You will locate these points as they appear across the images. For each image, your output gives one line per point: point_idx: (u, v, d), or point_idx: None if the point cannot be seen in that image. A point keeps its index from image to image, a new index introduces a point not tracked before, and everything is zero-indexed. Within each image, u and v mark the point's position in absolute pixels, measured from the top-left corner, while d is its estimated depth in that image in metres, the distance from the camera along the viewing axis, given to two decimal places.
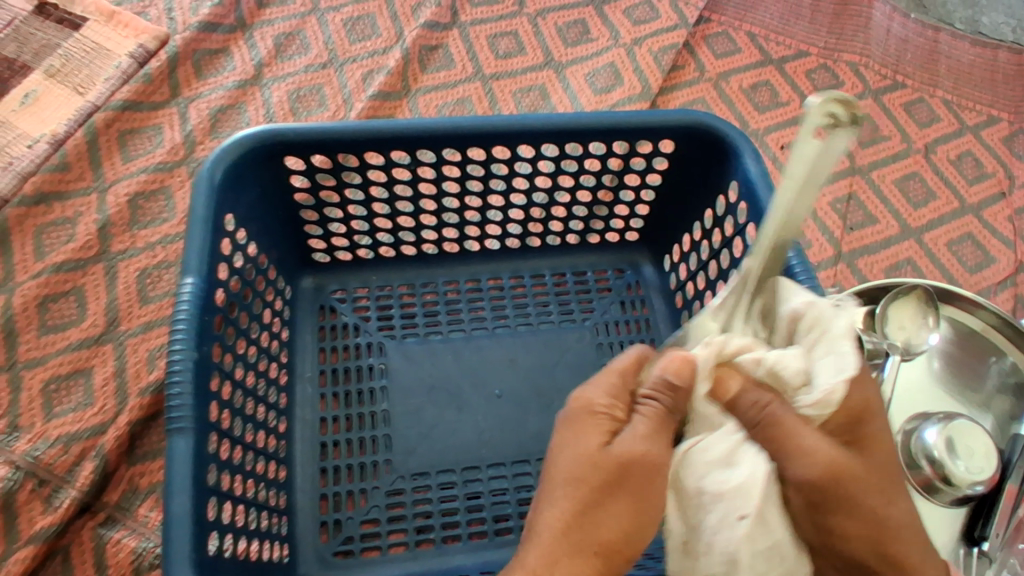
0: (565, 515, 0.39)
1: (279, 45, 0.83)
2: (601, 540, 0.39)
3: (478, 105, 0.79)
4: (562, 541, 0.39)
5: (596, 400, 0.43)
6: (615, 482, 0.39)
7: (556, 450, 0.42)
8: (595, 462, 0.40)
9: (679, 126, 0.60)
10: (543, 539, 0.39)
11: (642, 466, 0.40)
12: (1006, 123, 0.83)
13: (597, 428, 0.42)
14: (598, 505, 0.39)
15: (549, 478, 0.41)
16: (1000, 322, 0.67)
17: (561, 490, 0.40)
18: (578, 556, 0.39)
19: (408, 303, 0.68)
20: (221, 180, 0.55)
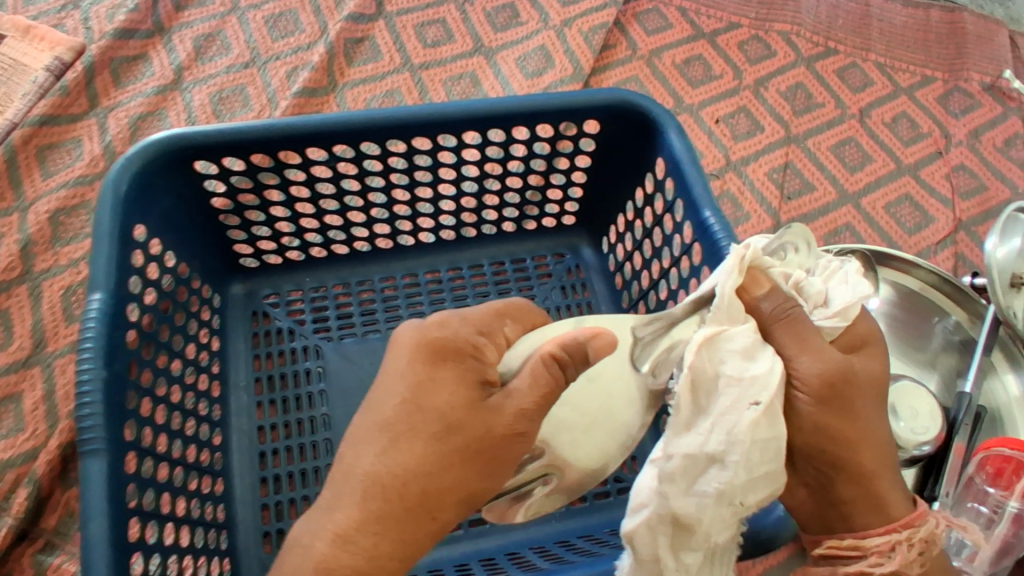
0: (406, 469, 0.35)
1: (199, 47, 0.81)
2: (420, 496, 0.35)
3: (407, 96, 0.78)
4: (396, 504, 0.34)
5: (460, 338, 0.38)
6: (472, 447, 0.36)
7: (402, 386, 0.36)
8: (457, 424, 0.35)
9: (602, 106, 0.59)
10: (375, 492, 0.35)
11: (514, 442, 0.36)
12: (940, 83, 0.83)
13: (462, 375, 0.37)
14: (416, 465, 0.35)
15: (391, 421, 0.36)
16: (938, 280, 0.69)
17: (408, 442, 0.35)
18: (410, 521, 0.35)
19: (345, 302, 0.66)
20: (127, 192, 0.52)
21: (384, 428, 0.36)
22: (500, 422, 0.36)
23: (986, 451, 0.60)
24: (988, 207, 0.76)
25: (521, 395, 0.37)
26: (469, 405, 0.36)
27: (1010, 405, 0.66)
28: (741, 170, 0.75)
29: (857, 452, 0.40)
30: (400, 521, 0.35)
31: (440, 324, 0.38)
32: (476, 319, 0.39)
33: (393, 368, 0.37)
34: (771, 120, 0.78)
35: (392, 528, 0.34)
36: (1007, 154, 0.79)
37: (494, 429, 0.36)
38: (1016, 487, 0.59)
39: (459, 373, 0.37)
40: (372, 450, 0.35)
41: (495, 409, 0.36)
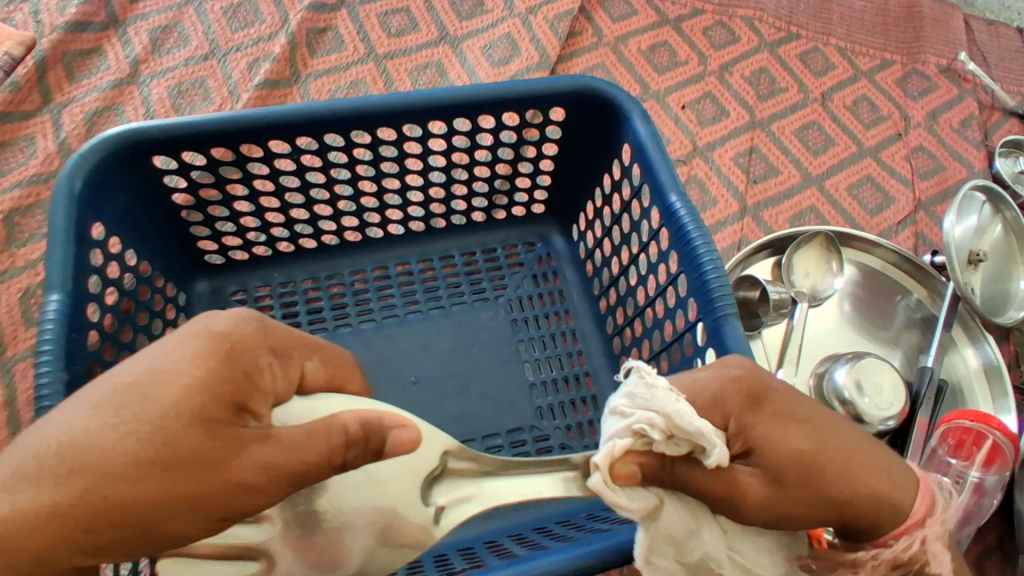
0: (87, 456, 0.29)
1: (156, 39, 0.78)
2: (96, 497, 0.29)
3: (372, 87, 0.78)
4: (42, 496, 0.29)
5: (255, 355, 0.35)
6: (179, 470, 0.30)
7: (146, 367, 0.32)
8: (164, 430, 0.30)
9: (566, 93, 0.59)
10: (64, 474, 0.29)
11: (228, 493, 0.31)
12: (899, 66, 0.85)
13: (216, 384, 0.32)
14: (95, 453, 0.29)
15: (108, 398, 0.31)
16: (899, 259, 0.71)
17: (112, 430, 0.30)
18: (52, 522, 0.29)
19: (314, 297, 0.66)
20: (82, 189, 0.50)
21: (100, 401, 0.31)
22: (230, 466, 0.31)
23: (948, 424, 0.62)
24: (945, 186, 0.78)
25: (276, 446, 0.32)
26: (202, 418, 0.31)
27: (970, 377, 0.68)
28: (707, 156, 0.76)
29: (823, 504, 0.36)
30: (39, 520, 0.29)
31: (234, 322, 0.35)
32: (276, 338, 0.37)
33: (165, 348, 0.33)
34: (736, 105, 0.79)
35: (33, 525, 0.29)
36: (963, 135, 0.81)
37: (219, 465, 0.31)
38: (976, 457, 0.61)
39: (216, 376, 0.32)
40: (68, 419, 0.30)
41: (226, 446, 0.31)
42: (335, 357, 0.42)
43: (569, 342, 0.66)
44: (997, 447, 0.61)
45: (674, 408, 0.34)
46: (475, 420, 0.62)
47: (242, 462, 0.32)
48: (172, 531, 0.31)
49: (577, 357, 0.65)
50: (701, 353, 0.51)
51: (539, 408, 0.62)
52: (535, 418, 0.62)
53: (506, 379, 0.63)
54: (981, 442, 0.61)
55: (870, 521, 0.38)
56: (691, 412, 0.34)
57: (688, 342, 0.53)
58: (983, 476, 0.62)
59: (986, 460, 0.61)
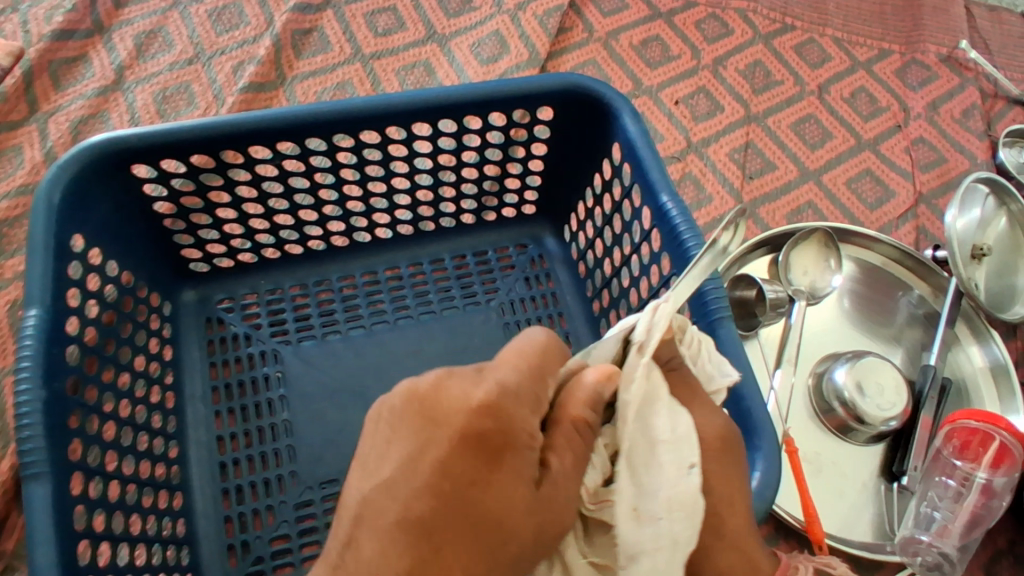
0: (446, 537, 0.32)
1: (141, 44, 0.77)
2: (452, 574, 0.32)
3: (359, 88, 0.76)
4: (398, 566, 0.31)
5: (517, 405, 0.36)
6: (497, 526, 0.33)
7: (447, 444, 0.33)
8: (472, 491, 0.33)
9: (554, 92, 0.57)
10: (413, 550, 0.32)
11: (536, 519, 0.35)
12: (898, 56, 0.83)
13: (513, 442, 0.35)
14: (447, 532, 0.32)
15: (437, 482, 0.33)
16: (900, 254, 0.69)
17: (463, 510, 0.33)
18: None
19: (302, 305, 0.65)
20: (61, 201, 0.49)
21: (433, 488, 0.33)
22: (520, 499, 0.34)
23: (953, 424, 0.60)
24: (947, 178, 0.76)
25: (570, 473, 0.37)
26: (523, 476, 0.34)
27: (975, 375, 0.66)
28: (702, 152, 0.74)
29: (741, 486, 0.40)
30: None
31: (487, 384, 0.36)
32: (515, 377, 0.37)
33: (452, 409, 0.34)
34: (731, 100, 0.78)
35: None
36: (965, 125, 0.79)
37: (548, 506, 0.35)
38: (982, 459, 0.60)
39: (482, 428, 0.34)
40: (400, 502, 0.33)
41: (548, 487, 0.36)
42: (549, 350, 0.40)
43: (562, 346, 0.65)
44: (1004, 447, 0.59)
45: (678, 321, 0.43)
46: None
47: (541, 487, 0.36)
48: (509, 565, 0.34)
49: None
50: None
51: None
52: None
53: None
54: (988, 443, 0.59)
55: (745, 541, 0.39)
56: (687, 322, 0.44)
57: None
58: (991, 477, 0.60)
59: (994, 461, 0.60)
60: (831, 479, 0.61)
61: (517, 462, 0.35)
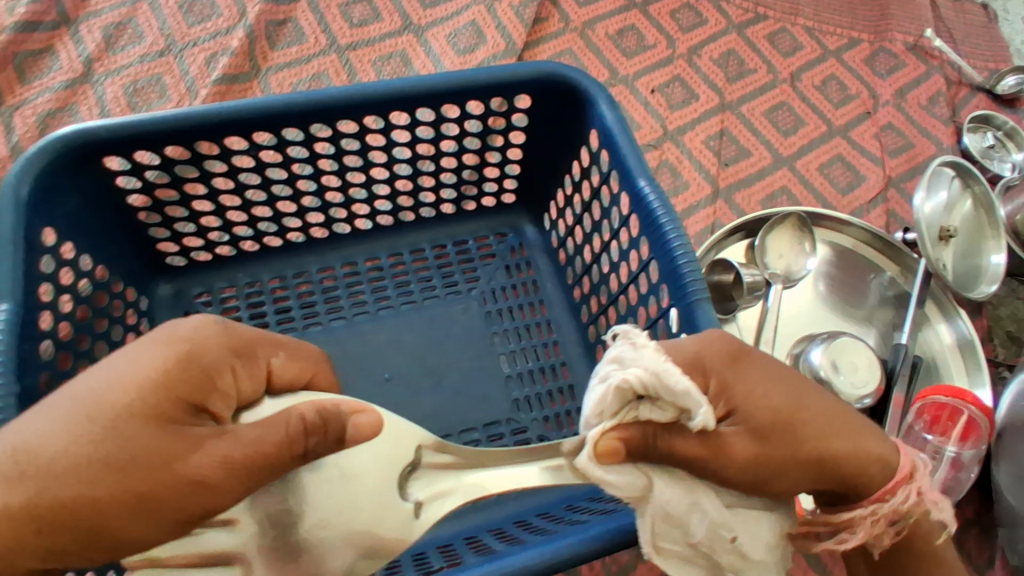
0: (37, 461, 0.30)
1: (109, 37, 0.76)
2: (65, 495, 0.30)
3: (335, 79, 0.76)
4: (14, 479, 0.30)
5: (212, 362, 0.35)
6: (131, 471, 0.31)
7: (148, 369, 0.33)
8: (138, 439, 0.31)
9: (530, 80, 0.57)
10: (19, 475, 0.30)
11: (191, 494, 0.32)
12: (866, 44, 0.85)
13: (172, 388, 0.33)
14: (58, 454, 0.30)
15: (85, 406, 0.31)
16: (870, 237, 0.71)
17: (74, 440, 0.31)
18: (27, 520, 0.30)
19: (282, 297, 0.64)
20: (30, 194, 0.48)
21: (77, 416, 0.31)
22: (185, 458, 0.32)
23: (924, 400, 0.62)
24: (915, 163, 0.78)
25: (231, 441, 0.33)
26: (160, 423, 0.32)
27: (944, 352, 0.68)
28: (678, 139, 0.75)
29: (826, 455, 0.37)
30: (14, 521, 0.30)
31: (197, 328, 0.36)
32: (237, 339, 0.37)
33: (138, 368, 0.33)
34: (706, 88, 0.79)
35: (35, 512, 0.30)
36: (931, 112, 0.82)
37: (174, 464, 0.32)
38: (951, 432, 0.62)
39: (171, 381, 0.33)
40: (71, 438, 0.31)
41: (224, 441, 0.33)
42: (301, 350, 0.42)
43: (544, 333, 0.65)
44: (971, 421, 0.62)
45: (663, 367, 0.35)
46: (450, 415, 0.60)
47: (198, 458, 0.32)
48: (108, 538, 0.31)
49: (552, 347, 0.64)
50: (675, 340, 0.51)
51: (515, 401, 0.61)
52: (512, 410, 0.61)
53: (481, 372, 0.63)
54: (956, 418, 0.62)
55: (853, 481, 0.38)
56: (679, 371, 0.35)
57: (662, 329, 0.53)
58: (959, 450, 0.63)
59: (962, 435, 0.62)
60: None
61: (161, 431, 0.32)
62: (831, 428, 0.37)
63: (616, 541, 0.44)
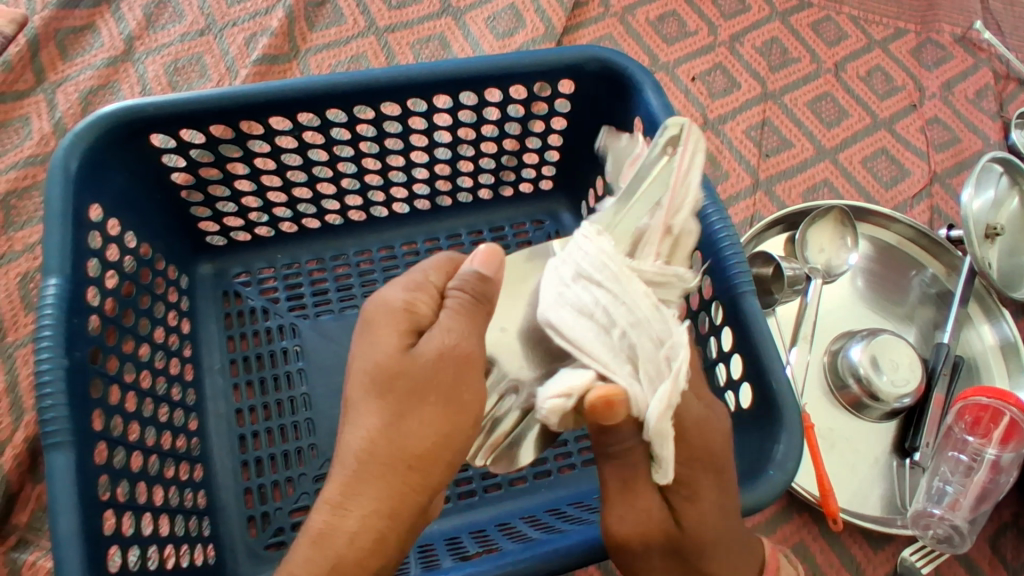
0: (384, 434, 0.36)
1: (150, 15, 0.76)
2: (414, 448, 0.36)
3: (374, 61, 0.75)
4: (361, 464, 0.36)
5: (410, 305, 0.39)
6: (422, 393, 0.37)
7: (386, 338, 0.38)
8: (400, 371, 0.37)
9: (576, 65, 0.57)
10: (371, 458, 0.36)
11: (461, 373, 0.37)
12: (913, 35, 0.83)
13: (401, 335, 0.38)
14: (378, 424, 0.36)
15: (368, 388, 0.37)
16: (915, 234, 0.69)
17: (382, 409, 0.37)
18: (391, 473, 0.36)
19: (319, 279, 0.64)
20: (78, 170, 0.49)
21: (365, 397, 0.37)
22: (452, 374, 0.37)
23: (964, 401, 0.61)
24: (961, 158, 0.76)
25: (443, 332, 0.38)
26: (414, 357, 0.37)
27: (986, 353, 0.67)
28: (718, 129, 0.74)
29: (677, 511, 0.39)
30: (385, 482, 0.36)
31: (391, 293, 0.40)
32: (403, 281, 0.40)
33: (365, 338, 0.39)
34: (748, 77, 0.77)
35: (389, 487, 0.36)
36: (979, 106, 0.79)
37: (451, 376, 0.37)
38: (993, 434, 0.61)
39: (401, 336, 0.38)
40: (372, 423, 0.37)
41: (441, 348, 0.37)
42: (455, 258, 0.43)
43: None
44: (1014, 423, 0.60)
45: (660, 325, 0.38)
46: None
47: (425, 343, 0.37)
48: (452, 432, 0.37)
49: None
50: (718, 333, 0.51)
51: None
52: None
53: None
54: (998, 420, 0.60)
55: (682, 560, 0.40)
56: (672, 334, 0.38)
57: (704, 321, 0.53)
58: (1000, 453, 0.61)
59: (1004, 437, 0.60)
60: (844, 454, 0.62)
61: (406, 357, 0.37)
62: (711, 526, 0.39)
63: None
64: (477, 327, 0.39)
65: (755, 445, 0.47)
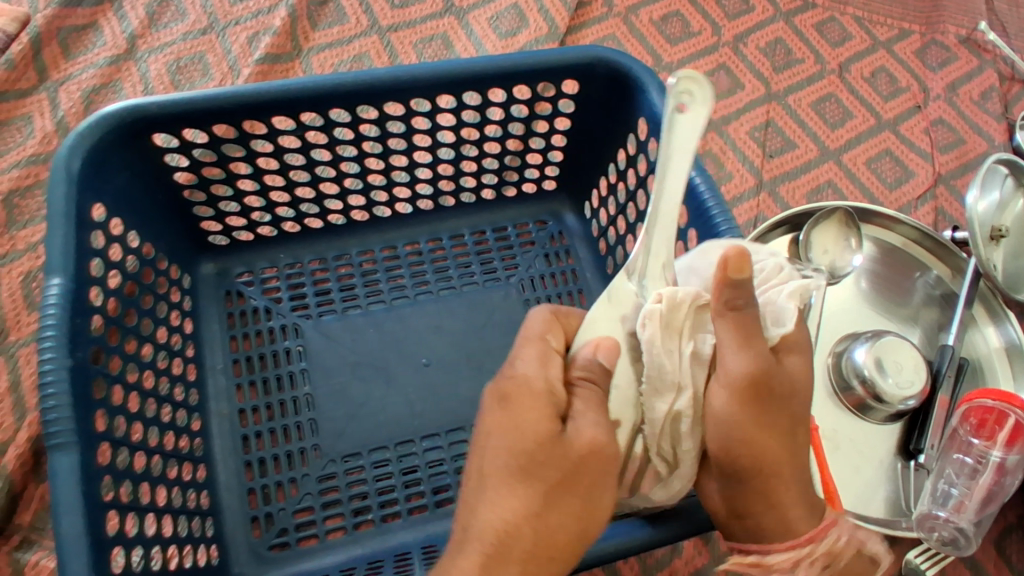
0: (521, 523, 0.35)
1: (153, 13, 0.76)
2: (554, 541, 0.35)
3: (377, 61, 0.75)
4: (491, 540, 0.35)
5: (536, 379, 0.37)
6: (578, 475, 0.36)
7: (541, 420, 0.36)
8: (548, 453, 0.35)
9: (579, 65, 0.56)
10: (506, 547, 0.35)
11: (607, 466, 0.36)
12: (917, 36, 0.82)
13: (549, 421, 0.36)
14: (514, 505, 0.35)
15: (516, 468, 0.35)
16: (920, 235, 0.69)
17: (525, 495, 0.35)
18: (531, 562, 0.35)
19: (322, 279, 0.64)
20: (81, 169, 0.48)
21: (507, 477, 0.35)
22: (609, 471, 0.37)
23: (968, 403, 0.60)
24: (966, 159, 0.76)
25: (588, 419, 0.37)
26: (578, 453, 0.36)
27: (991, 355, 0.67)
28: (722, 129, 0.74)
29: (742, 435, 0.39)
30: (526, 568, 0.35)
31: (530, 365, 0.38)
32: (535, 358, 0.38)
33: (502, 418, 0.36)
34: (751, 77, 0.77)
35: (523, 566, 0.35)
36: (983, 107, 0.79)
37: (605, 467, 0.36)
38: (997, 436, 0.60)
39: (550, 432, 0.36)
40: (502, 507, 0.35)
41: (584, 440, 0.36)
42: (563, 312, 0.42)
43: None
44: (1020, 425, 0.59)
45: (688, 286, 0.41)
46: None
47: (575, 429, 0.36)
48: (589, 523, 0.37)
49: None
50: None
51: None
52: None
53: None
54: (1003, 421, 0.59)
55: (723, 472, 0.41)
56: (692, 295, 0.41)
57: None
58: (1006, 455, 0.61)
59: (1009, 439, 0.60)
60: (849, 456, 0.62)
61: (558, 439, 0.36)
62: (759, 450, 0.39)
63: (675, 529, 0.46)
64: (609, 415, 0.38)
65: None
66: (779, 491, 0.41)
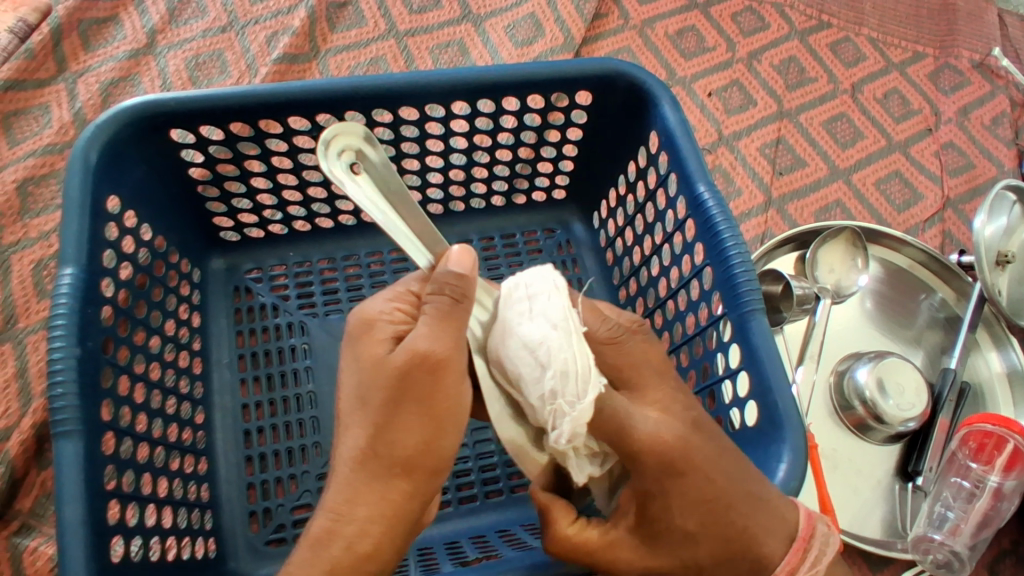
0: (375, 450, 0.38)
1: (173, 9, 0.77)
2: (398, 457, 0.38)
3: (393, 64, 0.76)
4: (350, 466, 0.38)
5: (385, 308, 0.40)
6: (408, 389, 0.37)
7: (381, 345, 0.38)
8: (383, 369, 0.38)
9: (593, 77, 0.57)
10: (366, 472, 0.38)
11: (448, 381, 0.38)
12: (931, 59, 0.83)
13: (378, 352, 0.38)
14: (362, 433, 0.38)
15: (359, 397, 0.39)
16: (927, 258, 0.69)
17: (364, 420, 0.38)
18: (379, 485, 0.38)
19: (330, 278, 0.65)
20: (98, 160, 0.49)
21: (358, 407, 0.39)
22: (449, 383, 0.37)
23: (968, 427, 0.60)
24: (975, 184, 0.76)
25: (414, 334, 0.38)
26: (400, 374, 0.37)
27: (992, 380, 0.67)
28: (732, 145, 0.75)
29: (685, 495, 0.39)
30: (383, 484, 0.38)
31: (382, 299, 0.41)
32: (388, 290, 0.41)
33: (354, 351, 0.40)
34: (764, 94, 0.77)
35: (374, 483, 0.38)
36: (994, 132, 0.79)
37: (440, 378, 0.37)
38: (996, 461, 0.60)
39: (379, 358, 0.38)
40: (358, 438, 0.38)
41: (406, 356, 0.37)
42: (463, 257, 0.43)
43: None
44: (1018, 451, 0.59)
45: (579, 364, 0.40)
46: None
47: (401, 350, 0.37)
48: (440, 442, 0.38)
49: None
50: (725, 349, 0.51)
51: None
52: None
53: None
54: (1002, 446, 0.60)
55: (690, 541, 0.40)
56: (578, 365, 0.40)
57: (711, 337, 0.53)
58: (1004, 480, 0.61)
59: (1007, 464, 0.60)
60: (847, 475, 0.62)
61: (384, 358, 0.38)
62: (710, 502, 0.39)
63: None
64: (452, 329, 0.38)
65: (757, 461, 0.47)
66: (753, 518, 0.39)
